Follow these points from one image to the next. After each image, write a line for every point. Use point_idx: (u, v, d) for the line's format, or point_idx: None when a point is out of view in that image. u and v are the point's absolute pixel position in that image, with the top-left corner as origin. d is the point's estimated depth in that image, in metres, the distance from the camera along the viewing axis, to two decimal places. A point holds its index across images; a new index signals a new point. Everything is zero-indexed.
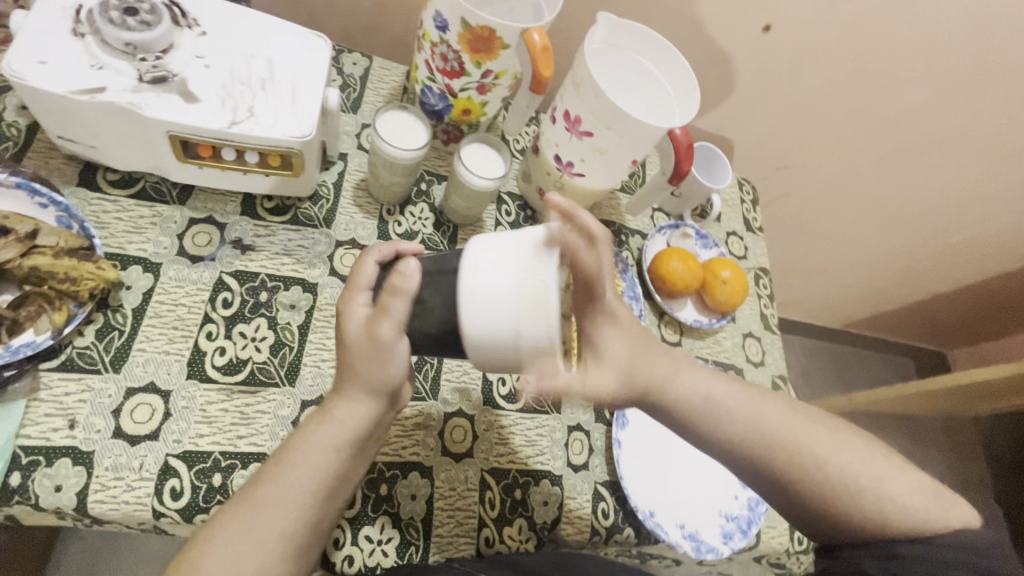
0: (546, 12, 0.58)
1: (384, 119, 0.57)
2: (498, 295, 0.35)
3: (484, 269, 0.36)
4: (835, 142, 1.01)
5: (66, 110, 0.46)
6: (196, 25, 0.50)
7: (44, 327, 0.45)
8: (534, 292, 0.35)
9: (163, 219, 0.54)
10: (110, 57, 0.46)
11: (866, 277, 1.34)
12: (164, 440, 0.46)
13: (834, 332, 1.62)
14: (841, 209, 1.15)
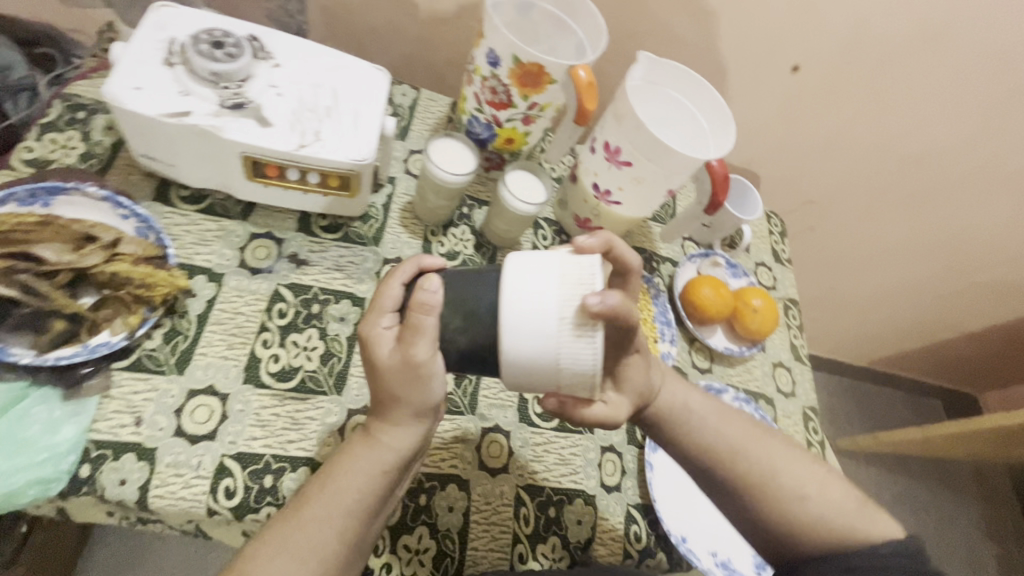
0: (588, 52, 0.63)
1: (436, 146, 0.60)
2: (544, 309, 0.37)
3: (527, 282, 0.38)
4: (861, 179, 1.03)
5: (154, 131, 0.50)
6: (271, 58, 0.55)
7: (118, 329, 0.48)
8: (579, 303, 0.38)
9: (227, 233, 0.58)
10: (196, 84, 0.50)
11: (892, 314, 1.33)
12: (220, 440, 0.49)
13: (860, 371, 1.59)
14: (867, 244, 1.16)
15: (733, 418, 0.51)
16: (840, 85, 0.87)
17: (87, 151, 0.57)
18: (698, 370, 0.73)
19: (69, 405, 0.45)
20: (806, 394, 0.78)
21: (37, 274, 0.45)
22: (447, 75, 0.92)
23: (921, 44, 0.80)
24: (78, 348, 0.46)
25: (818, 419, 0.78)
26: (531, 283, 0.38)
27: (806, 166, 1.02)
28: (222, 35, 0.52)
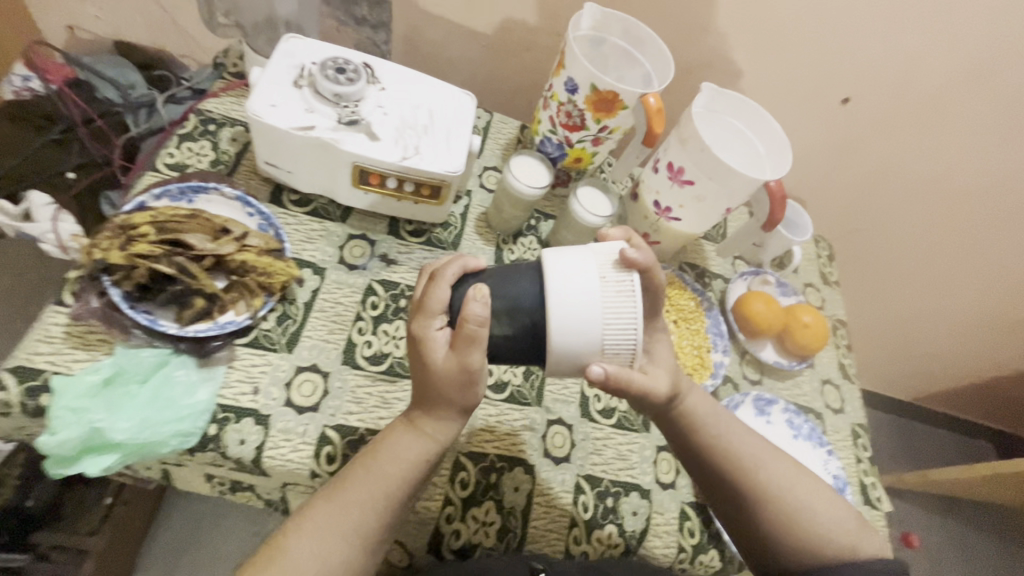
0: (655, 81, 0.69)
1: (515, 163, 0.67)
2: (587, 291, 0.43)
3: (572, 273, 0.43)
4: (908, 209, 1.05)
5: (283, 142, 0.58)
6: (379, 82, 0.63)
7: (242, 310, 0.55)
8: (618, 286, 0.43)
9: (329, 233, 0.65)
10: (320, 103, 0.58)
11: (939, 347, 1.32)
12: (322, 412, 0.55)
13: (905, 407, 1.56)
14: (914, 274, 1.17)
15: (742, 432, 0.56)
16: (889, 118, 0.91)
17: (216, 157, 0.65)
18: (748, 381, 0.76)
19: (201, 371, 0.52)
20: (855, 412, 0.80)
21: (187, 257, 0.52)
22: (512, 101, 1.00)
23: (971, 80, 0.84)
24: (210, 324, 0.53)
25: (867, 437, 0.79)
26: (569, 269, 0.43)
27: (853, 194, 1.05)
28: (342, 63, 0.61)
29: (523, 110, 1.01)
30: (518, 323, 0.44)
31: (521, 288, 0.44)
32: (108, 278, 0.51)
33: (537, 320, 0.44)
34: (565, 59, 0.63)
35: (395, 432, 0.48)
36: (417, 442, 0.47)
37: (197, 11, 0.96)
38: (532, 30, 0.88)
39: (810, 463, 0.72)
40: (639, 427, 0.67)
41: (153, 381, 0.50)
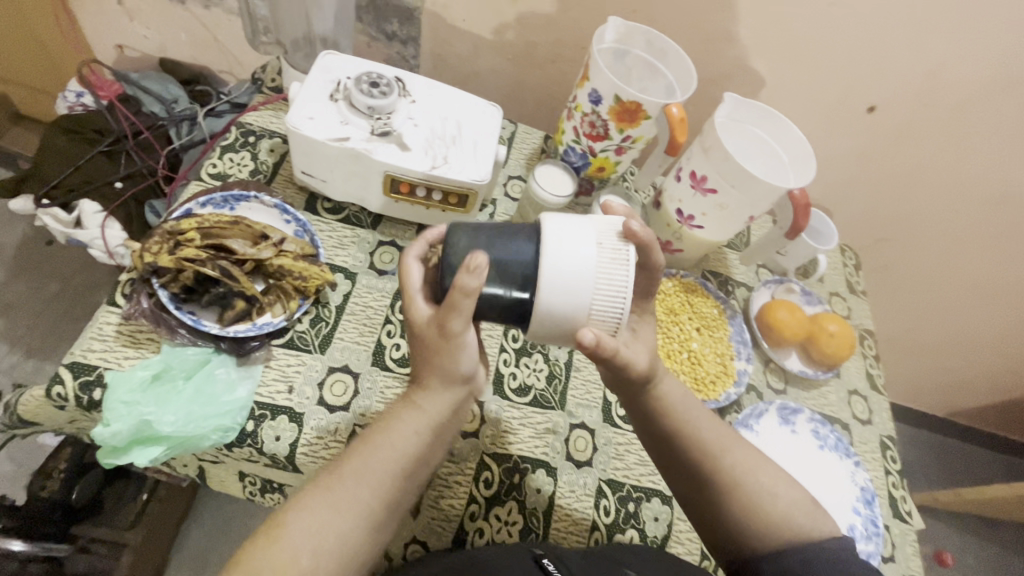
0: (678, 91, 0.70)
1: (539, 171, 0.69)
2: (583, 260, 0.42)
3: (571, 237, 0.43)
4: (937, 217, 1.03)
5: (319, 152, 0.61)
6: (410, 95, 0.66)
7: (278, 312, 0.58)
8: (613, 254, 0.44)
9: (360, 240, 0.68)
10: (354, 115, 0.61)
11: (972, 359, 1.28)
12: (353, 411, 0.57)
13: (938, 420, 1.50)
14: (944, 284, 1.14)
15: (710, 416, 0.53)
16: (917, 126, 0.90)
17: (256, 168, 0.69)
18: (772, 390, 0.76)
19: (240, 370, 0.55)
20: (884, 423, 0.79)
21: (229, 261, 0.56)
22: (535, 112, 1.02)
23: (1002, 88, 0.82)
24: (249, 325, 0.56)
25: (897, 449, 0.78)
26: (565, 235, 0.43)
27: (879, 203, 1.04)
28: (377, 77, 0.63)
29: (546, 121, 1.03)
30: (507, 284, 0.43)
31: (516, 246, 0.43)
32: (156, 279, 0.54)
33: (525, 283, 0.43)
34: (589, 72, 0.65)
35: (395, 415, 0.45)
36: (391, 433, 0.44)
37: (236, 30, 1.01)
38: (556, 43, 0.90)
39: (836, 474, 0.71)
40: None
41: (195, 377, 0.53)
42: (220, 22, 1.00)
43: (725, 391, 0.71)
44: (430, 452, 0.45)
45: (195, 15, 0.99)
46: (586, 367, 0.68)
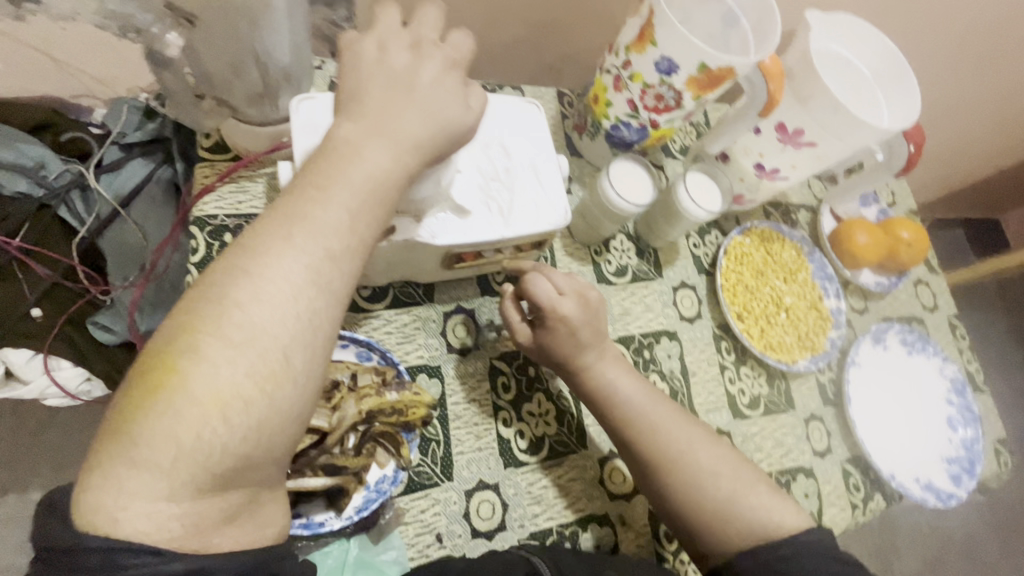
0: (742, 14, 0.54)
1: (613, 171, 0.56)
2: (471, 189, 0.47)
3: (478, 187, 0.47)
4: (990, 68, 0.88)
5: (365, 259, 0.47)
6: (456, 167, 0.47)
7: (385, 459, 0.47)
8: (489, 206, 0.47)
9: (423, 321, 0.55)
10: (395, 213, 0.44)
11: (989, 174, 1.24)
12: (512, 527, 0.50)
13: (950, 233, 1.53)
14: (983, 129, 1.04)
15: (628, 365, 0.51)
16: None
17: None
18: (854, 312, 0.75)
19: (381, 546, 0.46)
20: (948, 305, 0.81)
21: (325, 449, 0.44)
22: (515, 49, 0.78)
23: None
24: (364, 492, 0.45)
25: (962, 325, 0.82)
26: (466, 189, 0.47)
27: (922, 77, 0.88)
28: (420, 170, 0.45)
29: (526, 58, 0.80)
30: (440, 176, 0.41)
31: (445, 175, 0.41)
32: None
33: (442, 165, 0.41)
34: (654, 32, 0.49)
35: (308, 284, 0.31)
36: (346, 185, 0.31)
37: (78, 39, 0.68)
38: None
39: (929, 374, 0.74)
40: (785, 406, 0.66)
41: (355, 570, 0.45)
42: (50, 33, 0.67)
43: (827, 338, 0.69)
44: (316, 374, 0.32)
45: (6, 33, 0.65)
46: (699, 367, 0.64)
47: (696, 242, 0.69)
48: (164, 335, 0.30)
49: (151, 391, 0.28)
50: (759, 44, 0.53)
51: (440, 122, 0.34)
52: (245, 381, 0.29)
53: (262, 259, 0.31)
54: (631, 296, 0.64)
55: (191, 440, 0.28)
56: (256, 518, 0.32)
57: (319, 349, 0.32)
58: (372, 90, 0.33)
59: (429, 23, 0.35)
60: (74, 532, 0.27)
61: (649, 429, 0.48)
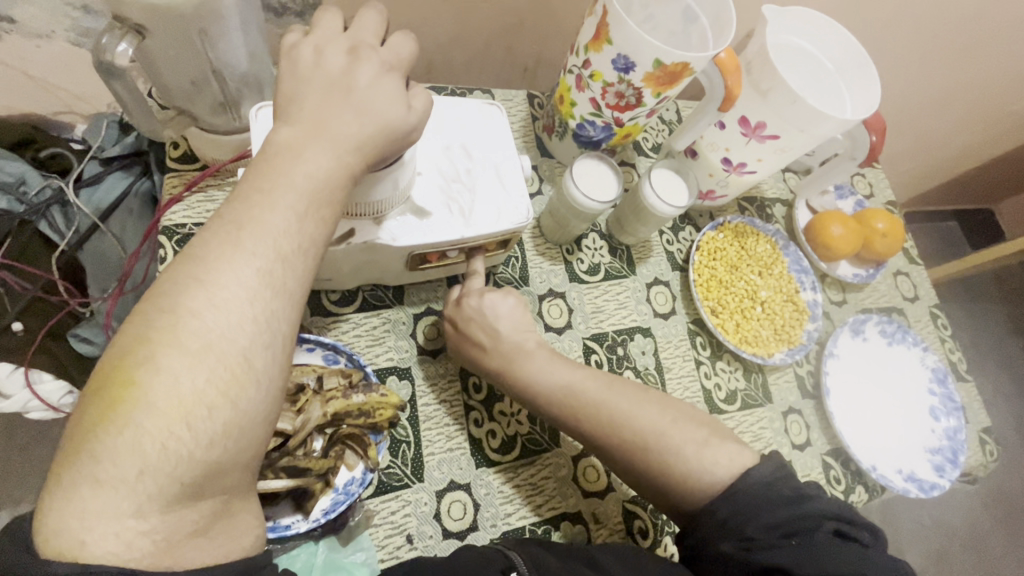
0: (699, 10, 0.55)
1: (576, 171, 0.57)
2: (432, 190, 0.47)
3: (439, 187, 0.48)
4: (972, 57, 0.85)
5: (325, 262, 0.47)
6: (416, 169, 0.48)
7: (354, 461, 0.47)
8: (450, 206, 0.48)
9: (393, 323, 0.55)
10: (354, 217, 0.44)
11: (979, 164, 1.22)
12: (484, 527, 0.50)
13: (944, 225, 1.52)
14: (972, 120, 1.02)
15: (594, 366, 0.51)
16: None
17: None
18: (832, 304, 0.75)
19: (349, 548, 0.47)
20: (929, 294, 0.81)
21: (287, 451, 0.44)
22: (487, 54, 0.78)
23: None
24: (332, 495, 0.46)
25: (944, 315, 0.81)
26: (426, 190, 0.47)
27: (900, 70, 0.87)
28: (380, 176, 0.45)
29: (498, 62, 0.80)
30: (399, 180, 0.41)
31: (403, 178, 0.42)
32: None
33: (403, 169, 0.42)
34: (609, 31, 0.50)
35: (259, 286, 0.29)
36: (286, 187, 0.31)
37: (54, 56, 0.69)
38: None
39: (910, 365, 0.73)
40: (762, 400, 0.66)
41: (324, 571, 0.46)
42: (24, 51, 0.67)
43: (804, 331, 0.69)
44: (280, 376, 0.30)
45: None
46: (673, 363, 0.64)
47: (669, 239, 0.70)
48: (117, 348, 0.27)
49: (108, 407, 0.25)
50: (717, 40, 0.54)
51: (380, 124, 0.34)
52: (206, 388, 0.27)
53: (211, 265, 0.29)
54: (604, 294, 0.64)
55: (156, 452, 0.25)
56: (232, 529, 0.29)
57: (282, 348, 0.30)
58: (310, 94, 0.34)
59: (368, 28, 0.36)
60: (35, 562, 0.23)
61: (617, 426, 0.47)
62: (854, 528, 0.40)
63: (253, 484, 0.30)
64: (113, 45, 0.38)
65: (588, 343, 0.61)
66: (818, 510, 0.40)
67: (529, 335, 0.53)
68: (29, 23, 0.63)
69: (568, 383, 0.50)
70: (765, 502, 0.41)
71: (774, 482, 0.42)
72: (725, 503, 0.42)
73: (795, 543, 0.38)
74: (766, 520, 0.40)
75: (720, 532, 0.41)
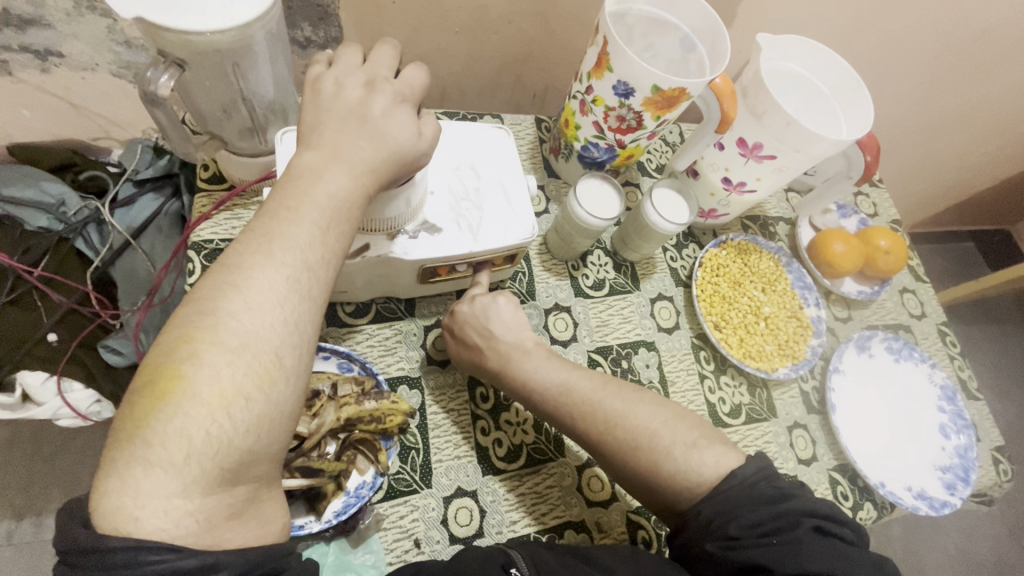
0: (696, 40, 0.58)
1: (581, 191, 0.60)
2: (443, 208, 0.51)
3: (450, 204, 0.51)
4: (976, 78, 0.86)
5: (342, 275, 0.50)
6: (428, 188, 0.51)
7: (365, 465, 0.49)
8: (460, 223, 0.50)
9: (405, 334, 0.58)
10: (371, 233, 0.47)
11: (992, 183, 1.22)
12: (489, 534, 0.51)
13: (959, 246, 1.51)
14: (979, 140, 1.02)
15: (598, 377, 0.52)
16: None
17: None
18: (837, 320, 0.76)
19: (359, 550, 0.48)
20: (936, 312, 0.81)
21: (302, 452, 0.47)
22: (499, 80, 0.82)
23: None
24: (344, 498, 0.47)
25: (952, 332, 0.81)
26: (437, 208, 0.50)
27: (904, 95, 0.88)
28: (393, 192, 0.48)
29: (509, 88, 0.84)
30: (410, 196, 0.45)
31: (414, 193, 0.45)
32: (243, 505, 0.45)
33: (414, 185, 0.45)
34: (610, 60, 0.53)
35: (288, 290, 0.32)
36: (308, 205, 0.34)
37: (98, 87, 0.74)
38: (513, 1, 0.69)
39: (918, 382, 0.73)
40: (767, 414, 0.67)
41: (334, 572, 0.48)
42: (71, 82, 0.73)
43: (809, 346, 0.69)
44: (306, 375, 0.32)
45: (33, 83, 0.72)
46: (678, 377, 0.65)
47: (673, 256, 0.72)
48: (163, 346, 0.29)
49: (157, 401, 0.28)
50: (714, 66, 0.57)
51: (393, 149, 0.37)
52: (244, 380, 0.29)
53: (246, 273, 0.31)
54: (609, 309, 0.66)
55: (201, 438, 0.28)
56: (262, 515, 0.31)
57: (307, 349, 0.32)
58: (331, 122, 0.37)
59: (383, 62, 0.40)
60: (95, 535, 0.25)
61: (621, 436, 0.49)
62: (834, 526, 0.42)
63: (279, 475, 0.32)
64: (157, 78, 0.42)
65: (593, 356, 0.63)
66: (798, 507, 0.42)
67: (536, 345, 0.55)
68: (77, 57, 0.68)
69: (574, 394, 0.51)
70: (747, 502, 0.42)
71: (756, 482, 0.44)
72: (710, 504, 0.43)
73: (777, 542, 0.40)
74: (747, 519, 0.41)
75: (704, 532, 0.42)
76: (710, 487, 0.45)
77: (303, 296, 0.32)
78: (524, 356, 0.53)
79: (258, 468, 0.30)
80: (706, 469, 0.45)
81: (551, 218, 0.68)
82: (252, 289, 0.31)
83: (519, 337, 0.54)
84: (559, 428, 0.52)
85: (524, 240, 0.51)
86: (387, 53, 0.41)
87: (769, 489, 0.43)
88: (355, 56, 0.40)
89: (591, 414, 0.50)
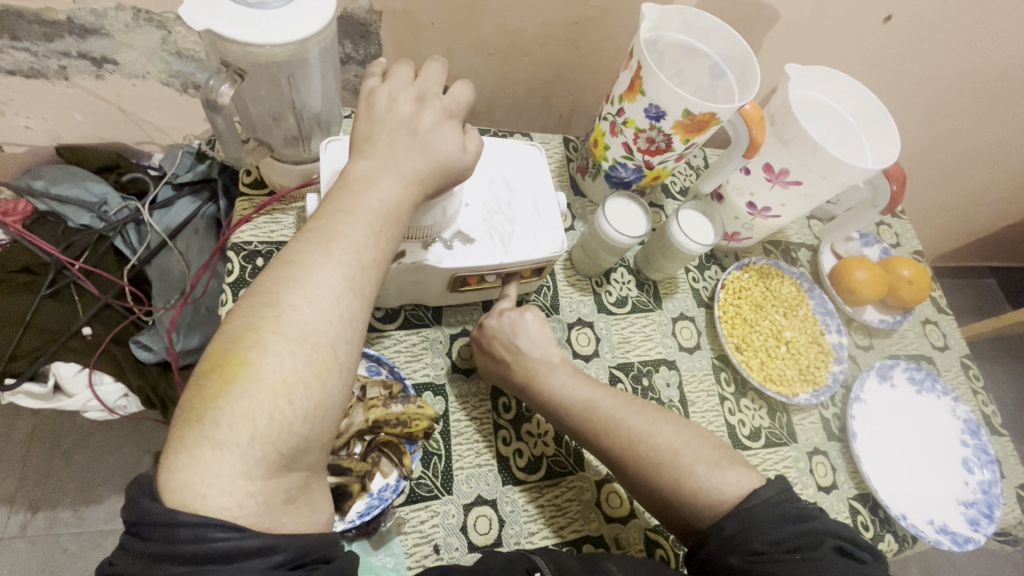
0: (726, 70, 0.60)
1: (608, 210, 0.61)
2: (477, 220, 0.52)
3: (484, 216, 0.52)
4: (1000, 113, 0.87)
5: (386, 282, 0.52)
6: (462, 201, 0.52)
7: (388, 468, 0.50)
8: (493, 234, 0.52)
9: (431, 342, 0.59)
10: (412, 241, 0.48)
11: (1015, 220, 1.21)
12: (507, 544, 0.51)
13: (979, 282, 1.50)
14: (1002, 176, 1.02)
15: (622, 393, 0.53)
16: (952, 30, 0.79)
17: None
18: (859, 348, 0.76)
19: (380, 551, 0.49)
20: (959, 344, 0.81)
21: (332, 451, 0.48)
22: (528, 101, 0.84)
23: None
24: (367, 499, 0.48)
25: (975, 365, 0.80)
26: (471, 220, 0.52)
27: (926, 128, 0.89)
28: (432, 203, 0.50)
29: (536, 109, 0.86)
30: (449, 206, 0.46)
31: (452, 202, 0.46)
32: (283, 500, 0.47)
33: (452, 196, 0.47)
34: (642, 83, 0.55)
35: (341, 288, 0.33)
36: (361, 209, 0.36)
37: (146, 94, 0.77)
38: (547, 25, 0.71)
39: (939, 415, 0.72)
40: (787, 439, 0.67)
41: None
42: (121, 89, 0.76)
43: (830, 373, 0.69)
44: (355, 371, 0.34)
45: (85, 88, 0.75)
46: (698, 397, 0.65)
47: (695, 277, 0.73)
48: (229, 335, 0.31)
49: (224, 384, 0.29)
50: (743, 94, 0.59)
51: (441, 161, 0.39)
52: (304, 370, 0.31)
53: (306, 268, 0.33)
54: (630, 326, 0.67)
55: (264, 421, 0.29)
56: (312, 504, 0.32)
57: (357, 346, 0.34)
58: (384, 133, 0.39)
59: (433, 78, 0.42)
60: (165, 509, 0.27)
61: (646, 450, 0.49)
62: (854, 547, 0.42)
63: (327, 465, 0.33)
64: (219, 86, 0.44)
65: (614, 372, 0.64)
66: (821, 527, 0.42)
67: (561, 357, 0.56)
68: (130, 65, 0.72)
69: (598, 408, 0.52)
70: (770, 519, 0.42)
71: (779, 501, 0.44)
72: (733, 521, 0.43)
73: (799, 558, 0.40)
74: (770, 535, 0.41)
75: (728, 546, 0.42)
76: (733, 504, 0.45)
77: (355, 296, 0.34)
78: (549, 368, 0.54)
79: (309, 457, 0.31)
80: (730, 486, 0.45)
81: (578, 235, 0.69)
82: (312, 287, 0.33)
83: (544, 348, 0.56)
84: (582, 442, 0.53)
85: (554, 252, 0.52)
86: (436, 71, 0.43)
87: (794, 508, 0.43)
88: (406, 73, 0.42)
89: (615, 427, 0.51)
